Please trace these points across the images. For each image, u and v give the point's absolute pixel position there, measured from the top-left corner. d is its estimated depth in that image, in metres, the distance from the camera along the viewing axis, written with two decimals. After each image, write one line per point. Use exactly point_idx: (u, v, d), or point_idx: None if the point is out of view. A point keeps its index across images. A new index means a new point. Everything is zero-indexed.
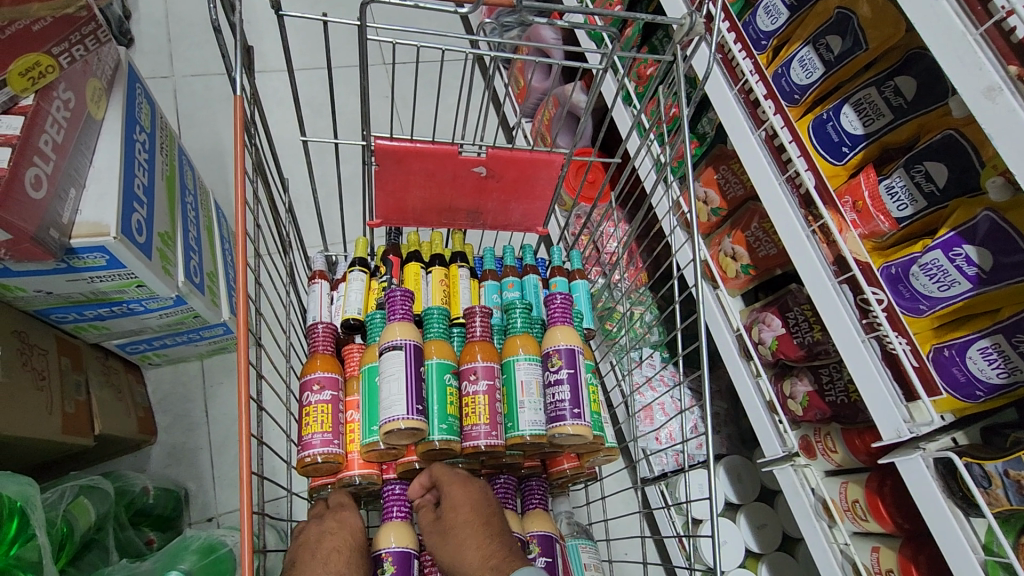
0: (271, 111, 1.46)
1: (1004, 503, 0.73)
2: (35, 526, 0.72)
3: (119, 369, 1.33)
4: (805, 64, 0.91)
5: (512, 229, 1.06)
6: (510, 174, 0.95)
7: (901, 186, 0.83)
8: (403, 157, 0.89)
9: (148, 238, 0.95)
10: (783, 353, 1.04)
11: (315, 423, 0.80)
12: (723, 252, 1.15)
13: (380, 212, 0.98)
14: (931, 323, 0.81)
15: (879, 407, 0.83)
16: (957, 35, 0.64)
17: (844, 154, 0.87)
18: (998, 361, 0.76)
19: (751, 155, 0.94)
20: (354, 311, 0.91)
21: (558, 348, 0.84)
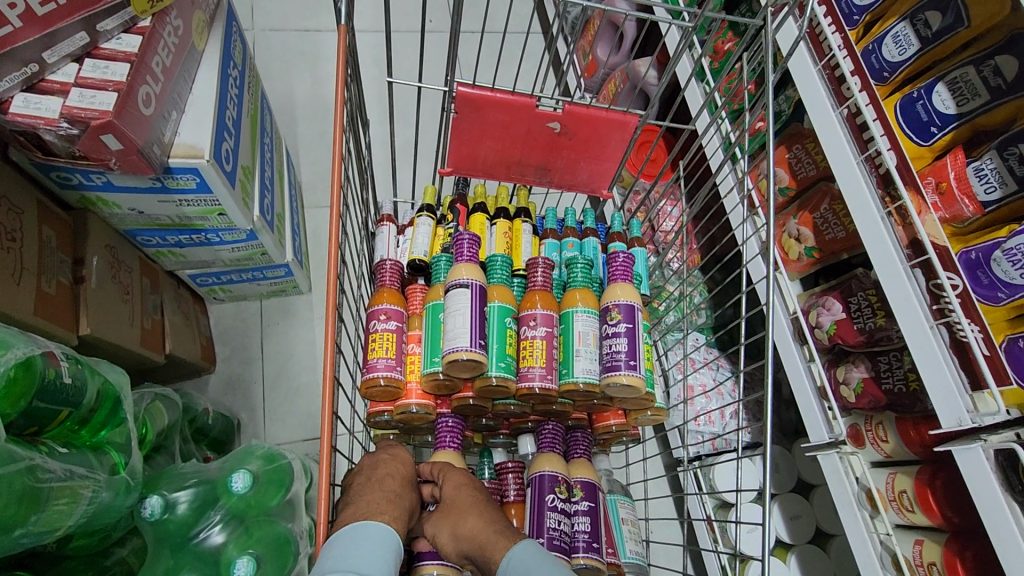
0: None
1: None
2: (124, 413, 0.80)
3: (188, 299, 1.41)
4: (899, 40, 0.88)
5: (577, 190, 1.07)
6: (583, 132, 0.96)
7: (991, 168, 0.81)
8: (482, 106, 0.91)
9: (234, 169, 1.01)
10: (841, 338, 1.03)
11: (380, 349, 0.84)
12: (787, 233, 1.14)
13: (452, 161, 1.00)
14: (1006, 314, 0.80)
15: (941, 395, 0.82)
16: None
17: (932, 134, 0.86)
18: None
19: (831, 132, 0.92)
20: (420, 252, 0.94)
21: (618, 303, 0.85)
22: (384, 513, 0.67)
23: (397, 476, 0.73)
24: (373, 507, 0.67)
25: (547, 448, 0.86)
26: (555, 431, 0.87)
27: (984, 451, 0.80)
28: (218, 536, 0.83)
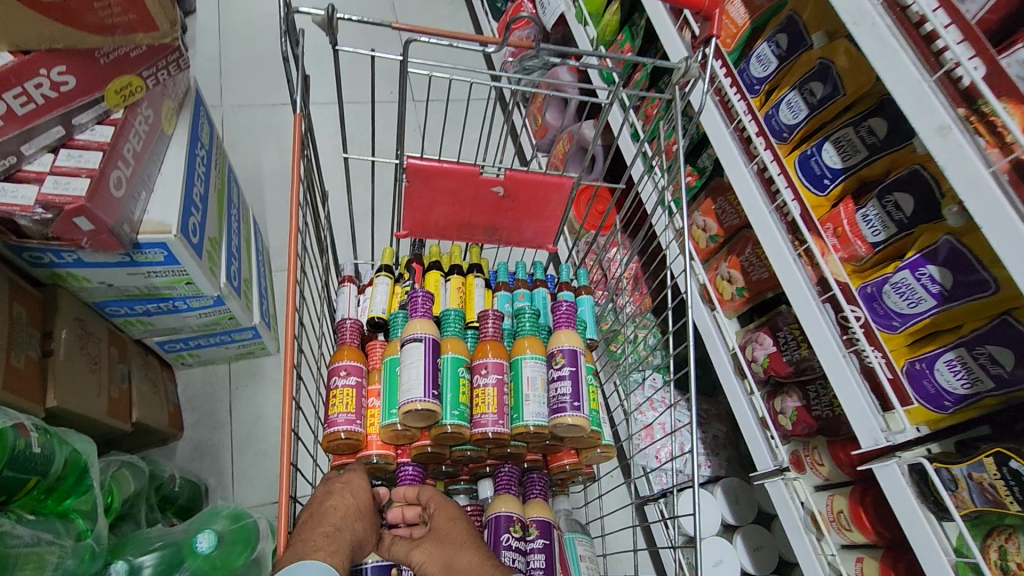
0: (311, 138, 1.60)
1: (969, 505, 0.79)
2: (91, 480, 0.83)
3: (155, 367, 1.43)
4: (792, 106, 1.01)
5: (525, 246, 1.16)
6: (524, 195, 1.05)
7: (875, 214, 0.92)
8: (430, 175, 1.00)
9: (200, 240, 1.07)
10: (774, 370, 1.12)
11: (341, 404, 0.89)
12: (720, 276, 1.24)
13: (408, 225, 1.09)
14: (905, 340, 0.88)
15: (859, 416, 0.90)
16: (914, 83, 0.75)
17: (826, 186, 0.98)
18: (962, 372, 0.82)
19: (744, 186, 1.04)
20: (379, 310, 1.01)
21: (561, 348, 0.93)
22: (320, 550, 0.69)
23: (345, 511, 0.76)
24: (312, 546, 0.69)
25: (503, 490, 0.90)
26: (510, 474, 0.92)
27: (897, 467, 0.88)
28: None
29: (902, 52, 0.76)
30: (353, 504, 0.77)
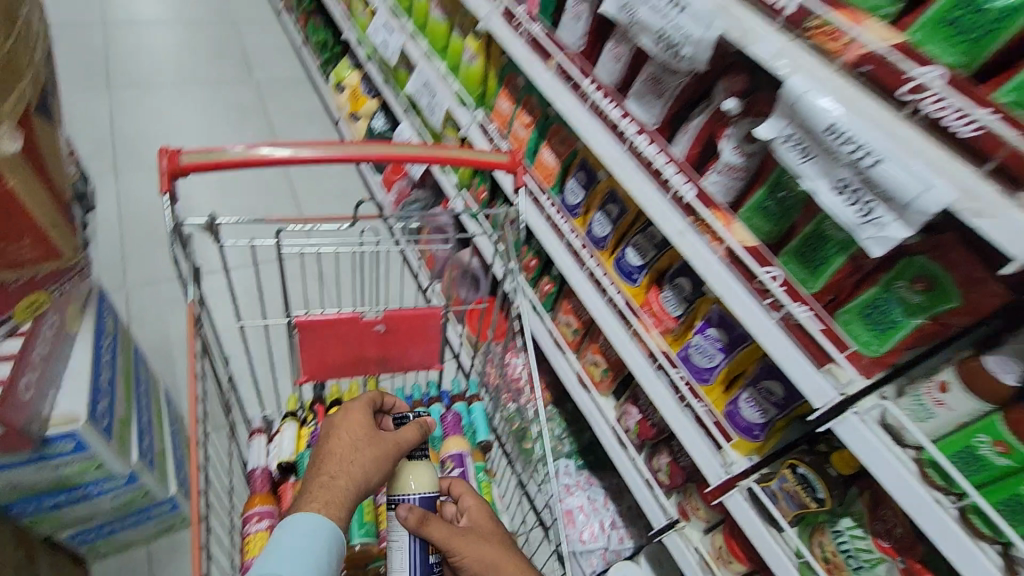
0: (214, 305, 1.74)
1: (788, 511, 0.97)
2: None
3: (67, 562, 1.40)
4: (600, 223, 1.31)
5: (415, 369, 1.33)
6: (403, 327, 1.24)
7: (672, 295, 1.17)
8: (318, 326, 1.18)
9: (109, 423, 1.15)
10: (644, 434, 1.31)
11: (255, 548, 0.97)
12: (588, 362, 1.45)
13: (306, 371, 1.24)
14: (719, 388, 1.10)
15: (704, 458, 1.10)
16: (657, 202, 1.05)
17: (636, 278, 1.24)
18: (756, 404, 1.01)
19: (584, 287, 1.33)
20: (286, 453, 1.13)
21: (451, 453, 1.09)
22: (318, 501, 0.82)
23: (342, 451, 0.90)
24: (310, 497, 0.83)
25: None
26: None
27: (738, 494, 1.04)
28: None
29: (645, 183, 1.07)
30: (354, 443, 0.91)
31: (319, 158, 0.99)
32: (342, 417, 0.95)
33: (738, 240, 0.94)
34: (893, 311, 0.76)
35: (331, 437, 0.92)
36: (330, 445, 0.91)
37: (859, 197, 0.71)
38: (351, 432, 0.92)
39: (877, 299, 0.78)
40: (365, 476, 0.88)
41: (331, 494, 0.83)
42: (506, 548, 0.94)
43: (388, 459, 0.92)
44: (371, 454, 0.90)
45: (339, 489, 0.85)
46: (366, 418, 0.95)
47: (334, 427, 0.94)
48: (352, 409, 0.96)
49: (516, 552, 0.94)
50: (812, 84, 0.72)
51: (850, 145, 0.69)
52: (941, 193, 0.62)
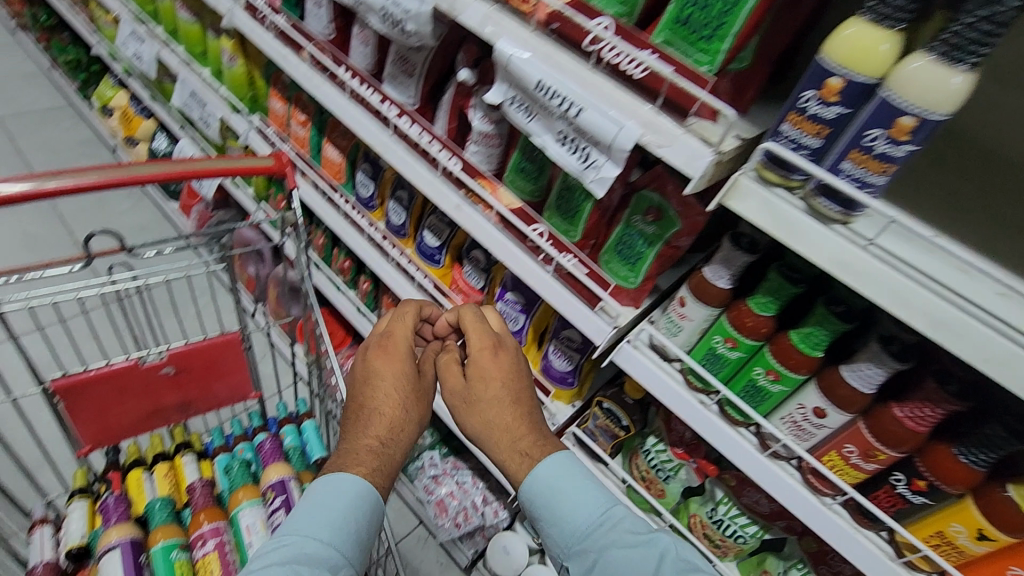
0: None
1: (605, 444, 1.05)
2: None
3: None
4: (396, 211, 1.28)
5: (226, 405, 1.22)
6: (197, 364, 1.12)
7: (472, 268, 1.18)
8: (87, 387, 1.02)
9: None
10: (482, 408, 1.33)
11: None
12: None
13: (88, 439, 1.08)
14: (532, 346, 1.15)
15: (529, 415, 1.15)
16: (433, 180, 1.05)
17: (439, 259, 1.24)
18: (562, 353, 1.08)
19: (394, 278, 1.32)
20: (75, 539, 0.97)
21: (271, 483, 1.01)
22: (359, 465, 0.76)
23: (392, 395, 0.82)
24: (353, 459, 0.77)
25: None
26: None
27: (566, 441, 1.12)
28: None
29: (416, 164, 1.06)
30: (394, 403, 0.81)
31: (57, 190, 0.80)
32: (385, 363, 0.84)
33: (505, 204, 0.97)
34: (637, 243, 0.85)
35: (375, 384, 0.83)
36: (375, 403, 0.81)
37: (575, 145, 0.76)
38: (395, 388, 0.83)
39: (623, 236, 0.86)
40: (407, 427, 0.81)
41: (378, 455, 0.78)
42: (504, 395, 0.81)
43: (416, 416, 0.84)
44: (419, 410, 0.84)
45: (390, 452, 0.79)
46: (409, 364, 0.85)
47: (376, 362, 0.85)
48: (393, 344, 0.86)
49: (502, 398, 0.81)
50: (519, 44, 0.76)
51: (558, 98, 0.74)
52: (630, 132, 0.69)
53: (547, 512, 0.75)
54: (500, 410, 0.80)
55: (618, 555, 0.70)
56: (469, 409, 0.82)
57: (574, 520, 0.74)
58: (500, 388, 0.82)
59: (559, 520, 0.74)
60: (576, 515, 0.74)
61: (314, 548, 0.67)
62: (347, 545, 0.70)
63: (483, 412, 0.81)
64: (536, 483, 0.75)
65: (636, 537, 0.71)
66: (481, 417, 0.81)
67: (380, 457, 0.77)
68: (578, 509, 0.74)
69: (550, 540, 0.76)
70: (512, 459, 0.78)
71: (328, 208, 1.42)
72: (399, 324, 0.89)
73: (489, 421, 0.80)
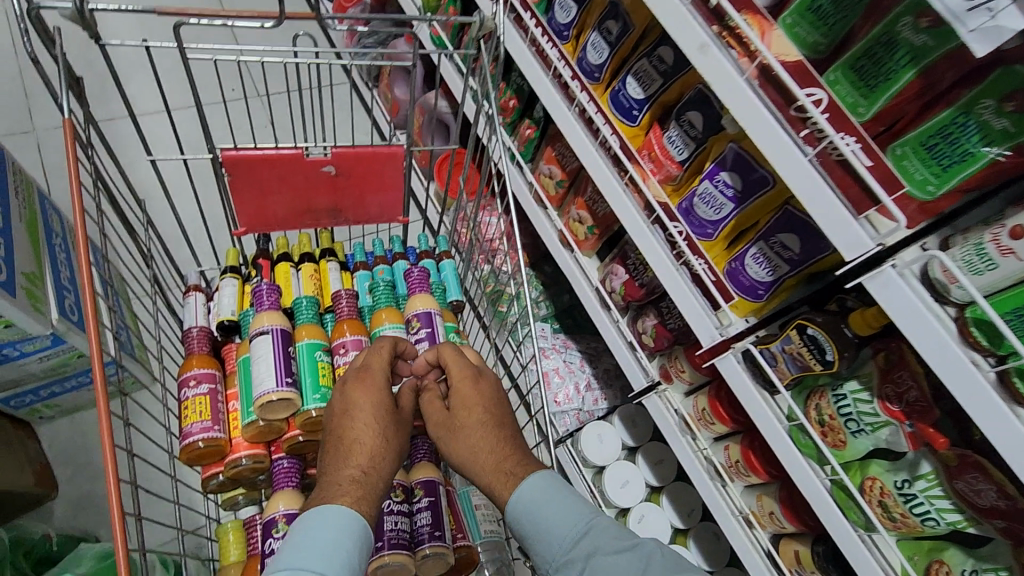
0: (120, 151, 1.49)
1: (787, 374, 0.90)
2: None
3: (6, 426, 1.29)
4: (596, 47, 1.06)
5: (375, 223, 1.14)
6: (357, 171, 1.04)
7: (677, 135, 0.98)
8: (252, 165, 0.97)
9: (10, 277, 1.01)
10: (630, 296, 1.20)
11: (194, 414, 0.86)
12: (572, 218, 1.30)
13: (244, 220, 1.05)
14: (722, 245, 0.97)
15: (696, 319, 0.99)
16: (675, 6, 0.81)
17: (636, 116, 1.03)
18: (765, 261, 0.91)
19: (570, 127, 1.11)
20: (228, 313, 0.98)
21: (417, 313, 0.95)
22: (349, 493, 0.72)
23: (374, 423, 0.79)
24: (338, 490, 0.72)
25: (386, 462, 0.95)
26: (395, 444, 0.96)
27: (733, 356, 0.97)
28: None
29: None
30: (371, 436, 0.78)
31: None
32: (362, 393, 0.81)
33: (777, 53, 0.73)
34: (968, 139, 0.63)
35: (352, 415, 0.79)
36: (354, 435, 0.78)
37: None
38: (375, 419, 0.80)
39: (948, 125, 0.64)
40: (391, 459, 0.79)
41: (363, 484, 0.74)
42: (486, 419, 0.83)
43: (398, 444, 0.81)
44: (399, 439, 0.81)
45: (374, 481, 0.75)
46: (387, 395, 0.82)
47: (353, 394, 0.81)
48: (369, 371, 0.82)
49: (487, 424, 0.83)
50: None
51: None
52: None
53: (534, 530, 0.76)
54: (481, 437, 0.82)
55: (605, 563, 0.71)
56: (452, 440, 0.84)
57: (560, 534, 0.75)
58: (480, 418, 0.83)
59: (545, 535, 0.75)
60: (552, 530, 0.75)
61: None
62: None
63: (466, 441, 0.83)
64: (521, 502, 0.76)
65: (625, 551, 0.72)
66: (466, 444, 0.82)
67: (364, 487, 0.74)
68: (553, 524, 0.75)
69: (539, 558, 0.76)
70: (498, 481, 0.80)
71: (510, 28, 1.22)
72: (377, 350, 0.85)
73: (475, 451, 0.82)
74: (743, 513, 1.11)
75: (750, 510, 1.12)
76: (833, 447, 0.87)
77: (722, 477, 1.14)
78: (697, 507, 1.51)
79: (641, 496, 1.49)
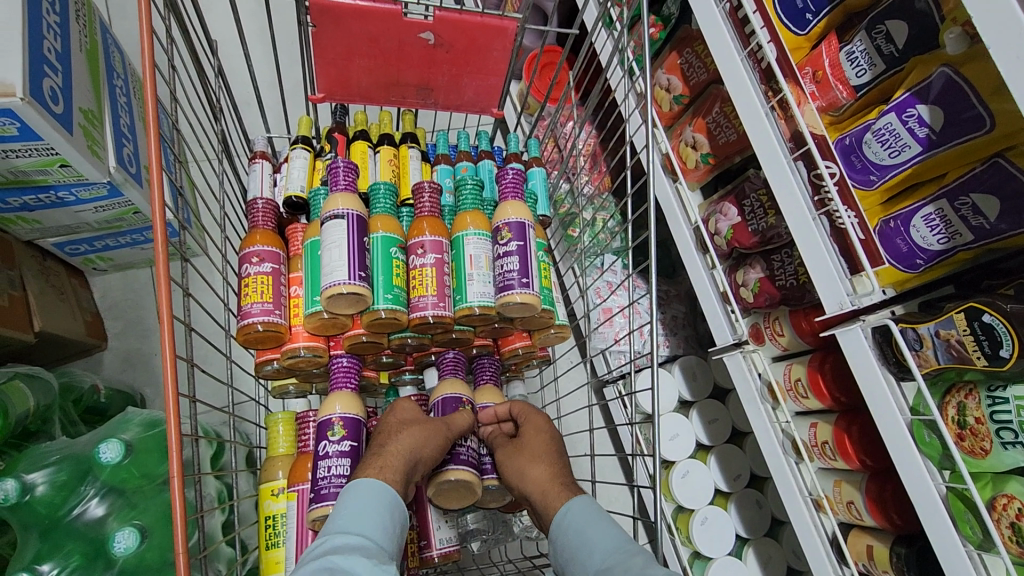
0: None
1: (932, 364, 0.75)
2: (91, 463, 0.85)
3: (58, 271, 1.26)
4: None
5: (466, 111, 1.00)
6: (460, 43, 0.88)
7: (862, 51, 0.79)
8: (342, 17, 0.82)
9: (66, 110, 0.91)
10: (738, 242, 1.05)
11: (254, 294, 0.78)
12: (684, 142, 1.13)
13: (324, 85, 0.91)
14: (879, 199, 0.80)
15: (824, 280, 0.82)
16: None
17: (808, 22, 0.84)
18: (940, 226, 0.75)
19: (713, 26, 0.90)
20: (296, 188, 0.87)
21: (508, 222, 0.83)
22: (374, 468, 0.72)
23: (406, 418, 0.78)
24: (366, 464, 0.73)
25: (449, 375, 0.86)
26: (455, 358, 0.87)
27: (863, 330, 0.82)
28: (99, 506, 0.83)
29: None
30: (400, 427, 0.76)
31: None
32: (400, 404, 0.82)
33: None
34: None
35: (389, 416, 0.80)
36: (386, 427, 0.78)
37: None
38: (404, 415, 0.79)
39: None
40: (420, 443, 0.74)
41: (385, 460, 0.73)
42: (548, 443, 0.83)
43: (429, 432, 0.75)
44: (433, 429, 0.76)
45: (392, 453, 0.73)
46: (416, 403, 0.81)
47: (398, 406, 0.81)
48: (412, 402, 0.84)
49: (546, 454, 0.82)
50: None
51: None
52: None
53: (572, 541, 0.72)
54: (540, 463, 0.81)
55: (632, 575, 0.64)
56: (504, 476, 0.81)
57: (595, 546, 0.70)
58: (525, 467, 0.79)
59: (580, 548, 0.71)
60: (590, 546, 0.70)
61: (346, 539, 0.63)
62: (376, 533, 0.65)
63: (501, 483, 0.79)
64: (566, 513, 0.75)
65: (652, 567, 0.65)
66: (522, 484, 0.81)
67: (385, 462, 0.72)
68: (592, 539, 0.70)
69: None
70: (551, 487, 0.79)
71: None
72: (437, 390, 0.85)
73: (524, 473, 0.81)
74: (814, 495, 1.01)
75: (823, 494, 1.01)
76: (968, 453, 0.75)
77: (799, 454, 1.02)
78: (745, 473, 1.43)
79: (689, 453, 1.41)
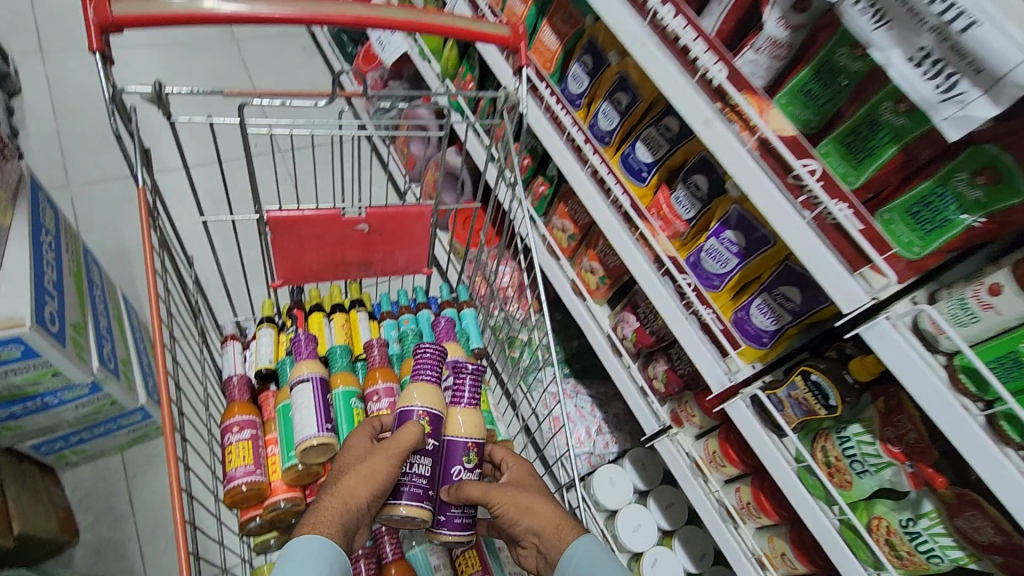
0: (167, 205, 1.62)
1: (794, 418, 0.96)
2: None
3: (33, 472, 1.32)
4: (607, 114, 1.17)
5: (403, 275, 1.22)
6: (388, 227, 1.12)
7: (684, 195, 1.08)
8: (294, 224, 1.05)
9: (61, 327, 1.07)
10: (641, 343, 1.27)
11: (238, 458, 0.91)
12: (584, 269, 1.38)
13: (282, 273, 1.12)
14: (728, 295, 1.04)
15: (706, 366, 1.05)
16: (682, 87, 0.90)
17: (645, 177, 1.14)
18: (769, 312, 0.98)
19: (584, 188, 1.19)
20: (265, 361, 1.04)
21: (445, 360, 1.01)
22: (316, 524, 0.74)
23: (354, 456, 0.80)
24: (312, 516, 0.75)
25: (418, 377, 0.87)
26: (430, 358, 0.88)
27: (742, 400, 1.02)
28: None
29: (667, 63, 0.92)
30: (346, 467, 0.79)
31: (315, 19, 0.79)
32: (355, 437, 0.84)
33: (774, 129, 0.82)
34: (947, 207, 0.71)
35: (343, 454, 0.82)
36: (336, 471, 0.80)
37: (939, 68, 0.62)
38: (352, 453, 0.81)
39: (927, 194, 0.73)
40: (359, 486, 0.76)
41: (326, 507, 0.75)
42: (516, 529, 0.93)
43: (365, 471, 0.77)
44: (371, 464, 0.77)
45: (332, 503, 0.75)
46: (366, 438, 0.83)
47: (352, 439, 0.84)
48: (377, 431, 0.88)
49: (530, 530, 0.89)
50: None
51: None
52: None
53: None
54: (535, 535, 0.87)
55: None
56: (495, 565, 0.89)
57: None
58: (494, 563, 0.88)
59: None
60: None
61: None
62: None
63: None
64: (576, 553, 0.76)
65: None
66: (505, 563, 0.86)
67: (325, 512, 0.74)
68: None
69: None
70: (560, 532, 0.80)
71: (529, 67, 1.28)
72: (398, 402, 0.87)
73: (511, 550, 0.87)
74: (756, 554, 1.14)
75: (762, 552, 1.14)
76: (840, 487, 0.93)
77: (734, 519, 1.18)
78: (709, 551, 1.53)
79: (654, 540, 1.50)
